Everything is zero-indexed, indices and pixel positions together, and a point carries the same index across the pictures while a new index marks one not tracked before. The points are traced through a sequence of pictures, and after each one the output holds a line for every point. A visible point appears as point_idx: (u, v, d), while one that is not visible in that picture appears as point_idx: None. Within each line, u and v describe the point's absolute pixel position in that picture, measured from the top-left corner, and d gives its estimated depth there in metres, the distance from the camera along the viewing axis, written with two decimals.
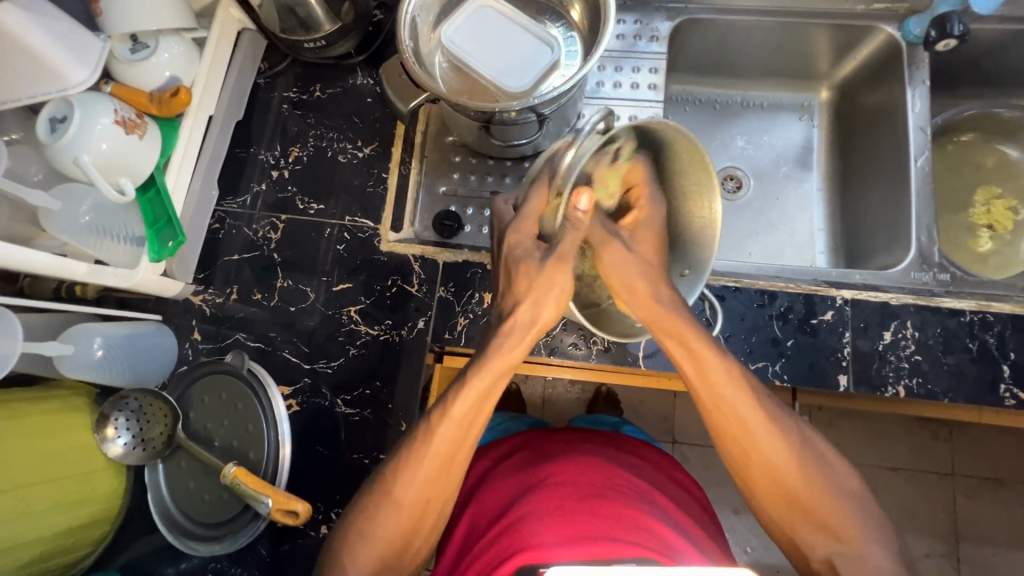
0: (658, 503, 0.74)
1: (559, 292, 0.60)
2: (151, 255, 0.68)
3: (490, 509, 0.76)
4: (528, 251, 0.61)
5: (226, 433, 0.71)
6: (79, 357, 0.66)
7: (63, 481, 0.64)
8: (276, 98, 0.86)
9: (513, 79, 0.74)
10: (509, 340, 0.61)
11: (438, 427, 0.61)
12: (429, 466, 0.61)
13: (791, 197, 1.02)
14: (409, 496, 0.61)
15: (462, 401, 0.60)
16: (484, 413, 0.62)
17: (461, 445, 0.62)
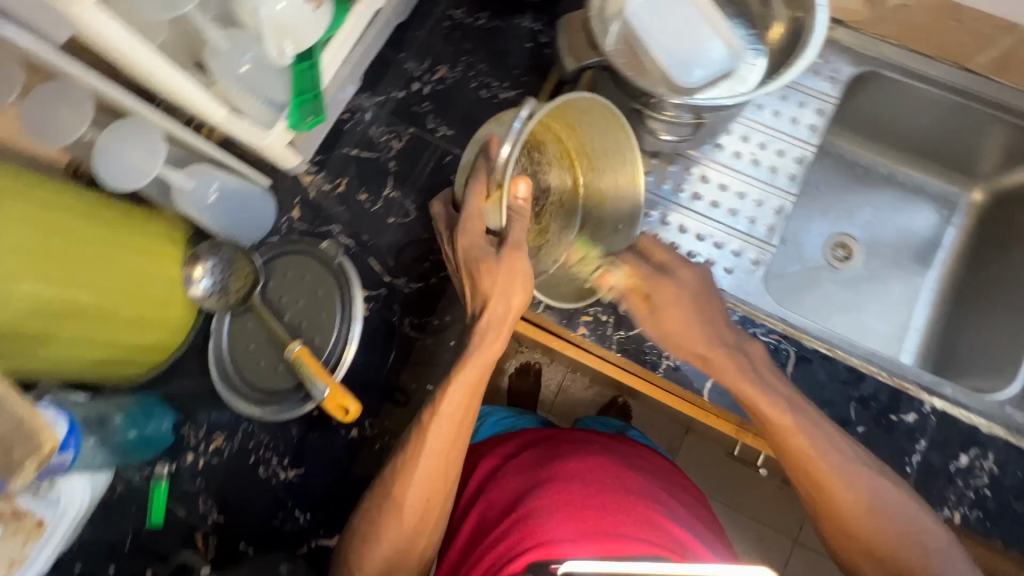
0: (668, 501, 0.75)
1: (522, 293, 0.60)
2: (290, 122, 0.71)
3: (496, 506, 0.78)
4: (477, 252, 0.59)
5: (298, 312, 0.73)
6: (195, 196, 0.69)
7: (147, 302, 0.67)
8: (439, 12, 0.85)
9: (684, 73, 0.71)
10: (488, 334, 0.62)
11: (432, 426, 0.63)
12: (428, 465, 0.63)
13: (898, 286, 0.97)
14: (408, 496, 0.63)
15: (450, 399, 0.63)
16: (476, 402, 0.64)
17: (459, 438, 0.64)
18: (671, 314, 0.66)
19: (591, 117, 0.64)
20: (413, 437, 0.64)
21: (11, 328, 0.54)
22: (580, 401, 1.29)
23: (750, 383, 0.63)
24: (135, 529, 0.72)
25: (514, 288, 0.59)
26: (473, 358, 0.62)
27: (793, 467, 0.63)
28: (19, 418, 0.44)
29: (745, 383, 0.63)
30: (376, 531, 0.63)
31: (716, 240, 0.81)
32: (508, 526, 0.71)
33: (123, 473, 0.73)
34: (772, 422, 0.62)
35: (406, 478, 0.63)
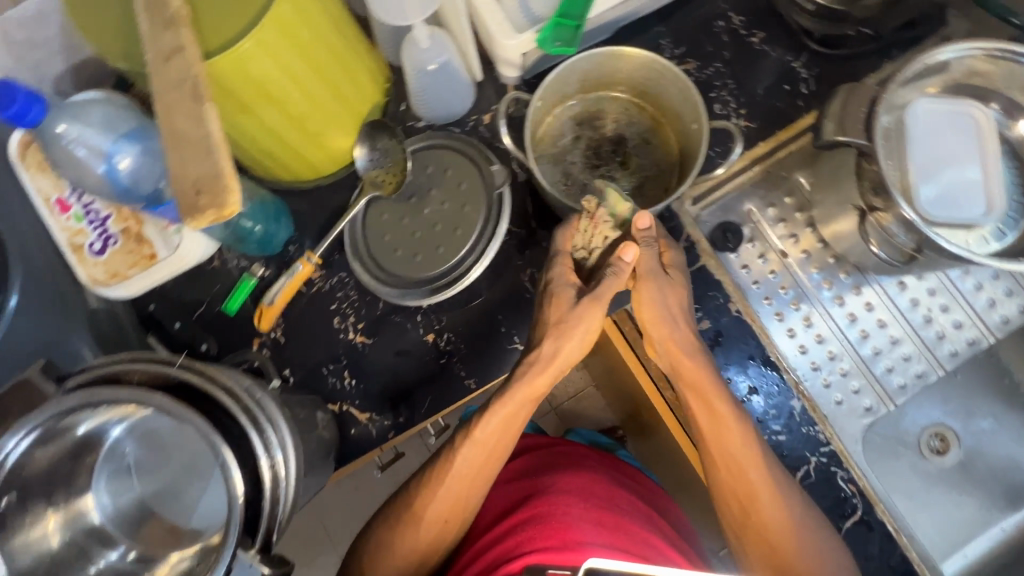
0: (654, 521, 0.76)
1: (573, 344, 0.67)
2: (538, 38, 0.67)
3: (495, 510, 0.79)
4: (568, 286, 0.68)
5: (444, 209, 0.75)
6: (421, 55, 0.68)
7: (329, 126, 0.68)
8: (719, 9, 0.79)
9: (932, 204, 0.66)
10: (529, 370, 0.68)
11: (466, 449, 0.70)
12: (456, 483, 0.70)
13: (972, 507, 0.92)
14: (426, 512, 0.70)
15: (484, 425, 0.69)
16: (507, 437, 0.71)
17: (485, 464, 0.71)
18: (685, 343, 0.66)
19: (620, 64, 0.70)
20: (443, 460, 0.71)
21: (235, 96, 0.56)
22: (591, 414, 1.29)
23: (721, 400, 0.64)
24: (209, 304, 0.76)
25: (580, 341, 0.67)
26: (528, 389, 0.68)
27: (736, 518, 0.64)
28: (219, 170, 0.46)
29: (728, 434, 0.64)
30: (407, 537, 0.70)
31: (843, 368, 0.77)
32: (516, 526, 0.71)
33: (222, 253, 0.77)
34: (744, 460, 0.63)
35: (430, 492, 0.71)
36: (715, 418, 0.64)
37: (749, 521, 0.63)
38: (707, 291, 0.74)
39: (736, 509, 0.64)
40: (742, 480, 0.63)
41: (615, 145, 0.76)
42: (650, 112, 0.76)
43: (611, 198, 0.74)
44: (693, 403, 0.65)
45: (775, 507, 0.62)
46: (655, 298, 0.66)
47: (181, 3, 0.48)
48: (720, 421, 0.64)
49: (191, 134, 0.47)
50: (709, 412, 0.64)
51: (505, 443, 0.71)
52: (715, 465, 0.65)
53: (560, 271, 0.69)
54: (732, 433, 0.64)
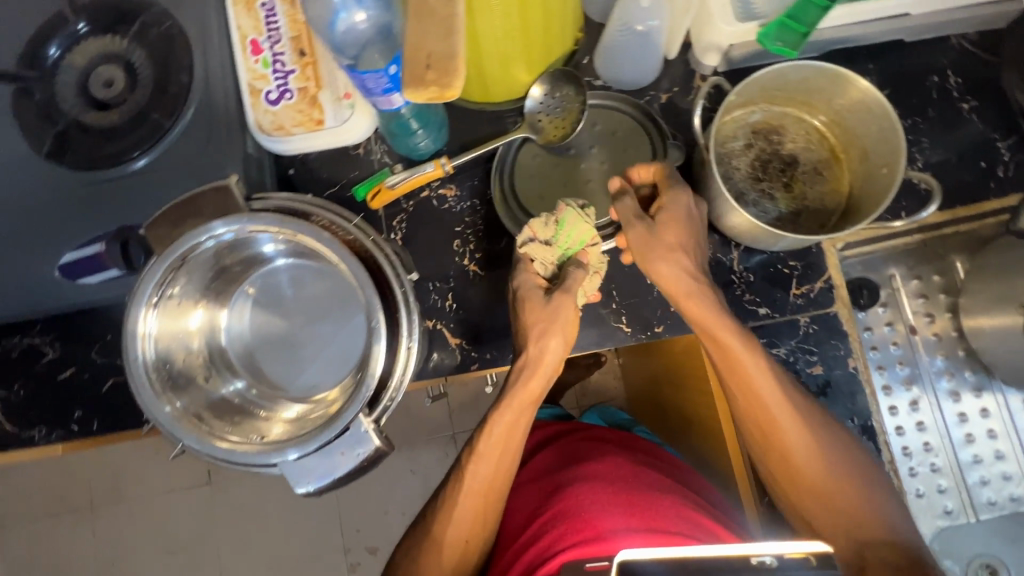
0: (686, 496, 0.74)
1: (558, 341, 0.66)
2: (760, 33, 0.65)
3: (522, 511, 0.78)
4: (534, 287, 0.66)
5: (599, 173, 0.74)
6: (634, 13, 0.66)
7: (520, 56, 0.67)
8: (936, 63, 0.74)
9: None
10: (523, 377, 0.67)
11: (472, 467, 0.69)
12: (468, 503, 0.69)
13: None
14: (448, 533, 0.69)
15: (487, 439, 0.68)
16: (513, 445, 0.69)
17: (498, 475, 0.69)
18: (703, 311, 0.61)
19: (828, 85, 0.67)
20: (454, 479, 0.70)
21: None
22: None
23: (765, 380, 0.62)
24: (340, 186, 0.77)
25: (562, 343, 0.66)
26: (523, 392, 0.67)
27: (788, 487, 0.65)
28: (455, 53, 0.46)
29: (756, 394, 0.63)
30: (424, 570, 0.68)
31: (935, 463, 0.73)
32: (541, 526, 0.72)
33: (369, 143, 0.77)
34: (779, 411, 0.62)
35: (447, 513, 0.69)
36: (737, 371, 0.62)
37: (798, 487, 0.64)
38: (829, 338, 0.71)
39: (785, 478, 0.64)
40: (785, 455, 0.64)
41: (784, 165, 0.73)
42: (832, 143, 0.73)
43: (763, 216, 0.72)
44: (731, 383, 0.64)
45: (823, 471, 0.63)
46: (673, 265, 0.61)
47: None
48: (746, 379, 0.62)
49: (437, 9, 0.46)
50: (751, 398, 0.63)
51: (506, 460, 0.69)
52: (744, 408, 0.64)
53: (529, 278, 0.66)
54: (761, 387, 0.62)
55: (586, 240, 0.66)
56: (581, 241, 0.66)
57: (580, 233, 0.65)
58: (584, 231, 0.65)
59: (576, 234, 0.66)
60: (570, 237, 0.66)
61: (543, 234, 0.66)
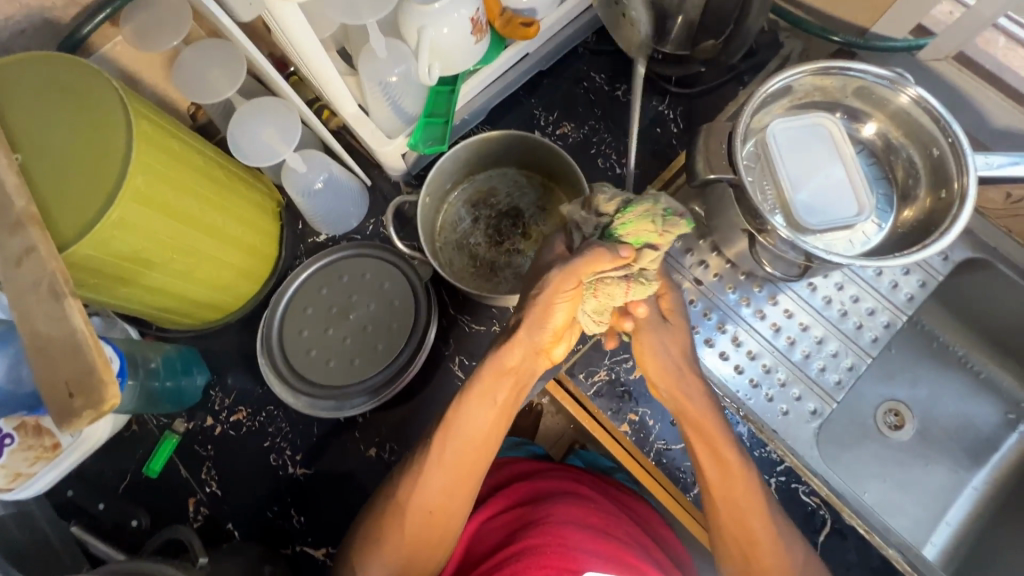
0: (650, 554, 0.66)
1: (553, 316, 0.56)
2: (410, 141, 0.71)
3: (485, 543, 0.67)
4: (551, 250, 0.58)
5: (367, 314, 0.72)
6: (302, 179, 0.69)
7: (223, 266, 0.67)
8: (581, 73, 0.84)
9: (846, 208, 0.70)
10: (550, 300, 0.55)
11: (437, 451, 0.61)
12: (438, 472, 0.61)
13: (940, 474, 0.94)
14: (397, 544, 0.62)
15: (464, 419, 0.61)
16: (489, 429, 0.62)
17: (470, 459, 0.62)
18: (694, 414, 0.63)
19: (503, 141, 0.74)
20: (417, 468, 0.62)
21: (109, 273, 0.54)
22: None
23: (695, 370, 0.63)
24: (133, 472, 0.72)
25: (543, 327, 0.57)
26: (493, 366, 0.60)
27: (704, 478, 0.64)
28: (94, 367, 0.44)
29: (722, 453, 0.62)
30: (380, 542, 0.62)
31: (780, 378, 0.78)
32: (503, 560, 0.61)
33: (138, 415, 0.73)
34: (751, 524, 0.62)
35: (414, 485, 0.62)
36: (722, 486, 0.62)
37: (713, 473, 0.63)
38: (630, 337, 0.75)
39: (703, 458, 0.63)
40: (701, 427, 0.63)
41: (513, 218, 0.78)
42: (541, 180, 0.79)
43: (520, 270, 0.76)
44: (658, 381, 0.64)
45: (737, 463, 0.62)
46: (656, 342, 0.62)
47: (27, 202, 0.47)
48: (716, 445, 0.62)
49: (55, 336, 0.45)
50: (676, 366, 0.63)
51: (485, 429, 0.62)
52: (715, 519, 0.64)
53: (556, 246, 0.58)
54: (748, 500, 0.62)
55: (642, 243, 0.52)
56: (634, 239, 0.52)
57: (640, 229, 0.51)
58: (650, 240, 0.52)
59: (632, 228, 0.51)
60: (625, 226, 0.52)
61: (605, 208, 0.54)
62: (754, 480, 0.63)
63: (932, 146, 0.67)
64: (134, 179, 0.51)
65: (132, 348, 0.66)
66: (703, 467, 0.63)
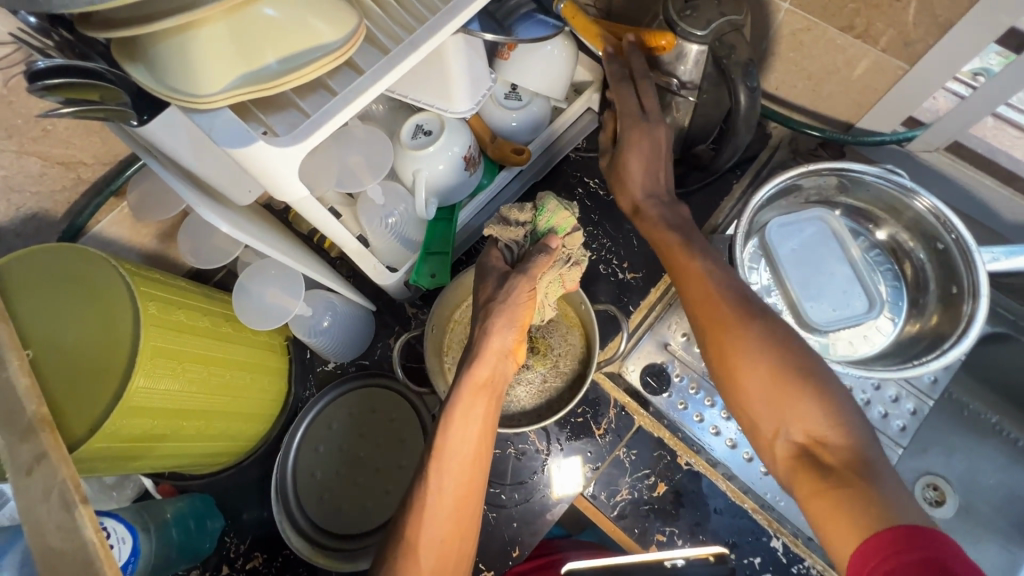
0: None
1: (508, 329, 0.61)
2: (412, 274, 0.71)
3: None
4: (491, 264, 0.65)
5: (380, 452, 0.73)
6: (309, 321, 0.70)
7: (236, 416, 0.67)
8: (574, 176, 0.85)
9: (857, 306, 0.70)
10: (519, 294, 0.61)
11: (433, 479, 0.57)
12: (441, 497, 0.56)
13: (992, 553, 0.87)
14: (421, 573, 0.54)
15: (457, 426, 0.58)
16: (479, 434, 0.59)
17: (467, 466, 0.58)
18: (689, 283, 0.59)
19: None
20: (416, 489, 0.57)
21: (119, 456, 0.54)
22: None
23: (705, 274, 0.58)
24: None
25: (510, 328, 0.61)
26: (468, 381, 0.59)
27: (719, 373, 0.55)
28: None
29: (733, 345, 0.54)
30: None
31: None
32: None
33: None
34: (746, 368, 0.53)
35: (418, 514, 0.56)
36: (712, 321, 0.56)
37: (737, 387, 0.54)
38: (649, 450, 0.73)
39: (716, 354, 0.55)
40: (710, 308, 0.56)
41: None
42: None
43: (531, 387, 0.73)
44: (687, 302, 0.59)
45: (759, 343, 0.53)
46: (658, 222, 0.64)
47: (38, 406, 0.47)
48: (725, 332, 0.55)
49: (65, 551, 0.44)
50: (685, 255, 0.60)
51: (476, 442, 0.58)
52: (721, 381, 0.55)
53: (490, 254, 0.66)
54: (753, 381, 0.52)
55: (568, 228, 0.64)
56: (560, 228, 0.64)
57: (561, 217, 0.63)
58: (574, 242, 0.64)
59: (556, 220, 0.63)
60: (549, 223, 0.64)
61: (521, 217, 0.63)
62: (748, 326, 0.54)
63: (937, 241, 0.67)
64: (139, 385, 0.51)
65: (143, 508, 0.65)
66: (718, 381, 0.55)
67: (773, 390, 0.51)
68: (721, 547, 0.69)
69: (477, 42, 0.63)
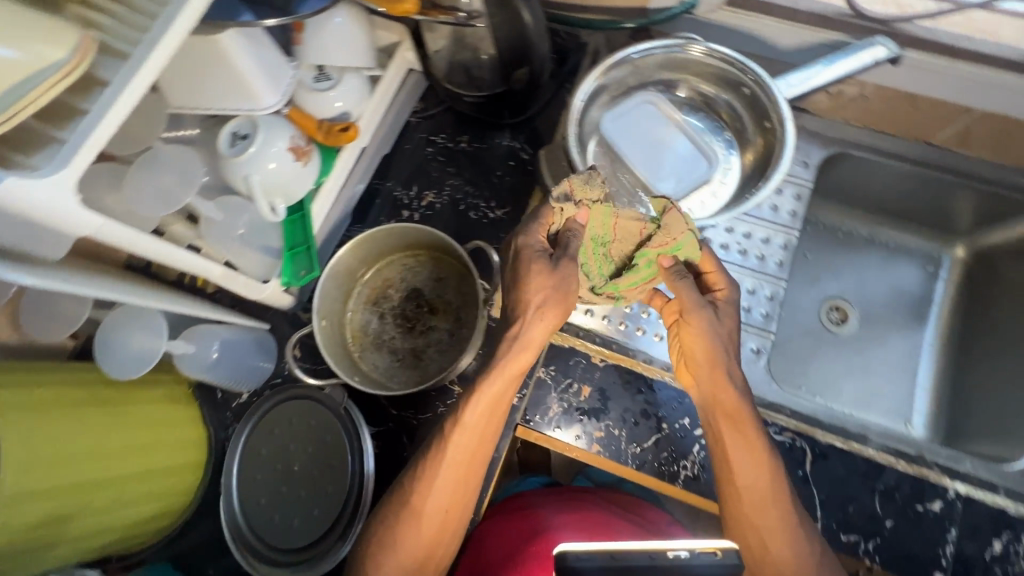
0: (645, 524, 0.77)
1: (551, 316, 0.61)
2: (283, 278, 0.71)
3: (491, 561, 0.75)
4: (537, 252, 0.62)
5: (311, 458, 0.72)
6: (196, 358, 0.70)
7: (149, 474, 0.65)
8: (420, 139, 0.88)
9: (695, 167, 0.75)
10: (567, 281, 0.61)
11: (454, 440, 0.63)
12: (455, 458, 0.63)
13: (898, 347, 0.97)
14: (425, 521, 0.63)
15: (477, 408, 0.62)
16: (499, 415, 0.63)
17: (483, 441, 0.63)
18: (697, 347, 0.64)
19: (377, 238, 0.76)
20: (435, 447, 0.63)
21: (21, 551, 0.52)
22: None
23: (756, 435, 0.63)
24: None
25: (558, 316, 0.61)
26: (507, 364, 0.61)
27: (725, 475, 0.64)
28: None
29: (759, 500, 0.62)
30: (398, 536, 0.63)
31: None
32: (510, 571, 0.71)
33: None
34: (744, 474, 0.62)
35: (431, 472, 0.63)
36: (730, 418, 0.64)
37: (744, 503, 0.63)
38: (566, 361, 0.76)
39: (734, 489, 0.63)
40: (752, 477, 0.62)
41: (415, 301, 0.79)
42: (426, 253, 0.80)
43: (442, 347, 0.77)
44: (718, 424, 0.65)
45: (767, 466, 0.63)
46: (704, 334, 0.63)
47: None
48: (752, 491, 0.62)
49: None
50: (710, 363, 0.63)
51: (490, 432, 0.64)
52: (730, 503, 0.64)
53: (536, 235, 0.62)
54: (771, 511, 0.62)
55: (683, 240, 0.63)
56: (658, 223, 0.62)
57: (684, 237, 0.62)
58: (633, 233, 0.63)
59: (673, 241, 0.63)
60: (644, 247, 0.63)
61: (589, 194, 0.61)
62: (751, 431, 0.63)
63: (742, 86, 0.72)
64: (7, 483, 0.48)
65: None
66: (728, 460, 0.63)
67: (793, 545, 0.61)
68: (653, 422, 0.73)
69: (261, 34, 0.64)
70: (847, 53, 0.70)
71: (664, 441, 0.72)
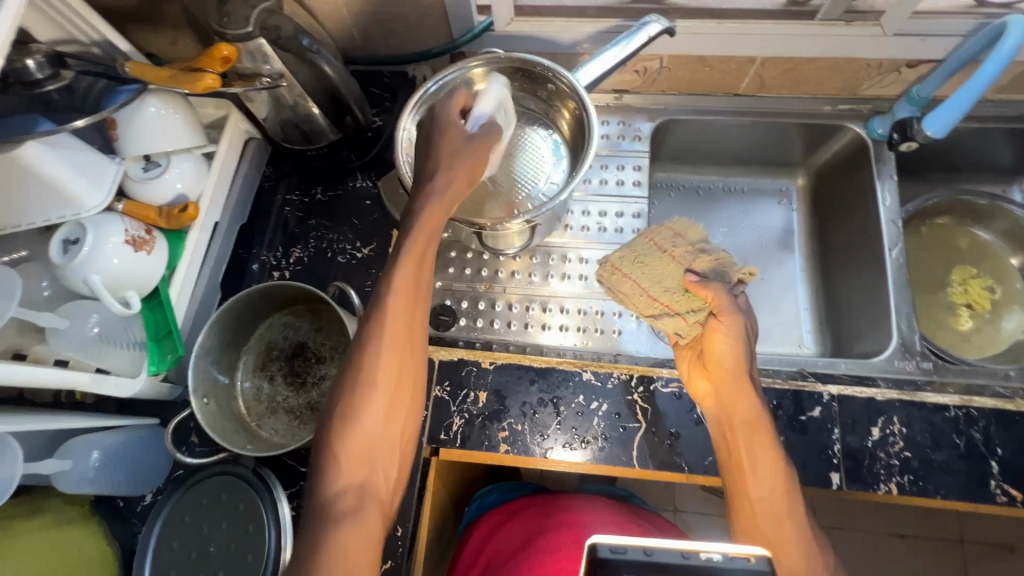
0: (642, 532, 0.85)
1: (461, 169, 0.66)
2: (150, 367, 0.69)
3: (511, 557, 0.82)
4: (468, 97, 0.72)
5: (223, 536, 0.70)
6: (76, 471, 0.68)
7: None
8: (278, 200, 0.90)
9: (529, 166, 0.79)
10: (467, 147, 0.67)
11: (380, 324, 0.60)
12: (386, 344, 0.60)
13: (776, 278, 1.03)
14: (364, 415, 0.58)
15: (394, 284, 0.61)
16: (419, 293, 0.62)
17: (410, 332, 0.61)
18: (723, 356, 0.67)
19: (246, 305, 0.75)
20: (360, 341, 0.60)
21: None
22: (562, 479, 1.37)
23: (773, 451, 0.64)
24: None
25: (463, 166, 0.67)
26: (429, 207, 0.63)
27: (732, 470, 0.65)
28: None
29: (768, 517, 0.62)
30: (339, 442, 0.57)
31: (595, 309, 0.85)
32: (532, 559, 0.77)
33: None
34: (760, 488, 0.63)
35: (363, 367, 0.59)
36: (745, 426, 0.65)
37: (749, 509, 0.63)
38: (458, 373, 0.78)
39: (742, 498, 0.64)
40: (764, 501, 0.63)
41: (301, 354, 0.80)
42: (305, 305, 0.81)
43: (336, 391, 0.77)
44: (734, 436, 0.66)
45: (773, 474, 0.64)
46: (733, 341, 0.67)
47: None
48: (766, 509, 0.63)
49: None
50: (739, 360, 0.67)
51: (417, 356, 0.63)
52: (743, 498, 0.64)
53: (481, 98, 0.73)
54: (791, 532, 0.62)
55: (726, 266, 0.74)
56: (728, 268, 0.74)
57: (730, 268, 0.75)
58: (665, 270, 0.74)
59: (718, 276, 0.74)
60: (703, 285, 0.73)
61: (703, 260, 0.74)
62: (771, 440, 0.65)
63: (547, 83, 0.79)
64: None
65: None
66: (743, 459, 0.64)
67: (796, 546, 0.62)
68: (551, 408, 0.76)
69: (67, 138, 0.65)
70: (631, 33, 0.75)
71: (565, 424, 0.75)
